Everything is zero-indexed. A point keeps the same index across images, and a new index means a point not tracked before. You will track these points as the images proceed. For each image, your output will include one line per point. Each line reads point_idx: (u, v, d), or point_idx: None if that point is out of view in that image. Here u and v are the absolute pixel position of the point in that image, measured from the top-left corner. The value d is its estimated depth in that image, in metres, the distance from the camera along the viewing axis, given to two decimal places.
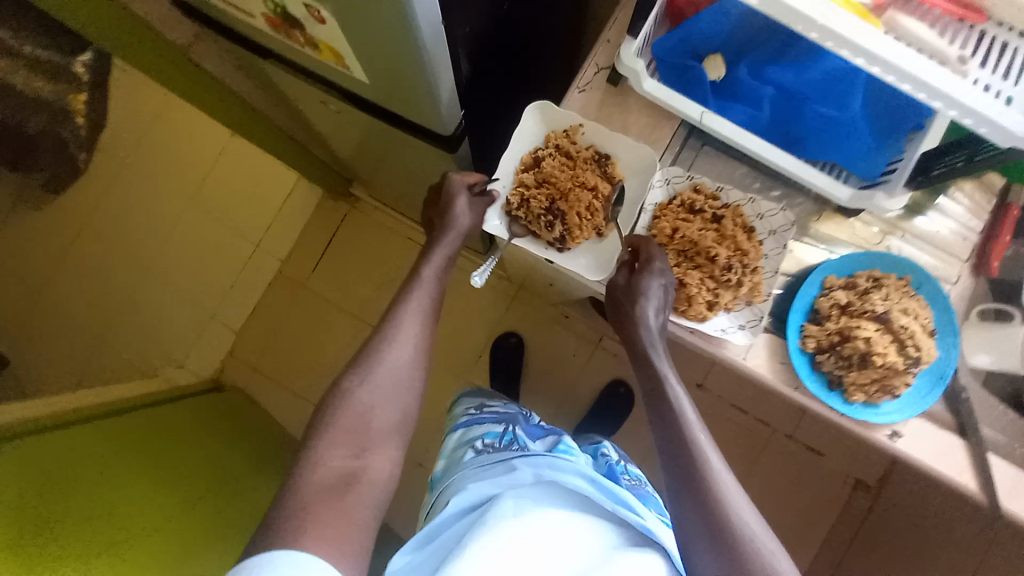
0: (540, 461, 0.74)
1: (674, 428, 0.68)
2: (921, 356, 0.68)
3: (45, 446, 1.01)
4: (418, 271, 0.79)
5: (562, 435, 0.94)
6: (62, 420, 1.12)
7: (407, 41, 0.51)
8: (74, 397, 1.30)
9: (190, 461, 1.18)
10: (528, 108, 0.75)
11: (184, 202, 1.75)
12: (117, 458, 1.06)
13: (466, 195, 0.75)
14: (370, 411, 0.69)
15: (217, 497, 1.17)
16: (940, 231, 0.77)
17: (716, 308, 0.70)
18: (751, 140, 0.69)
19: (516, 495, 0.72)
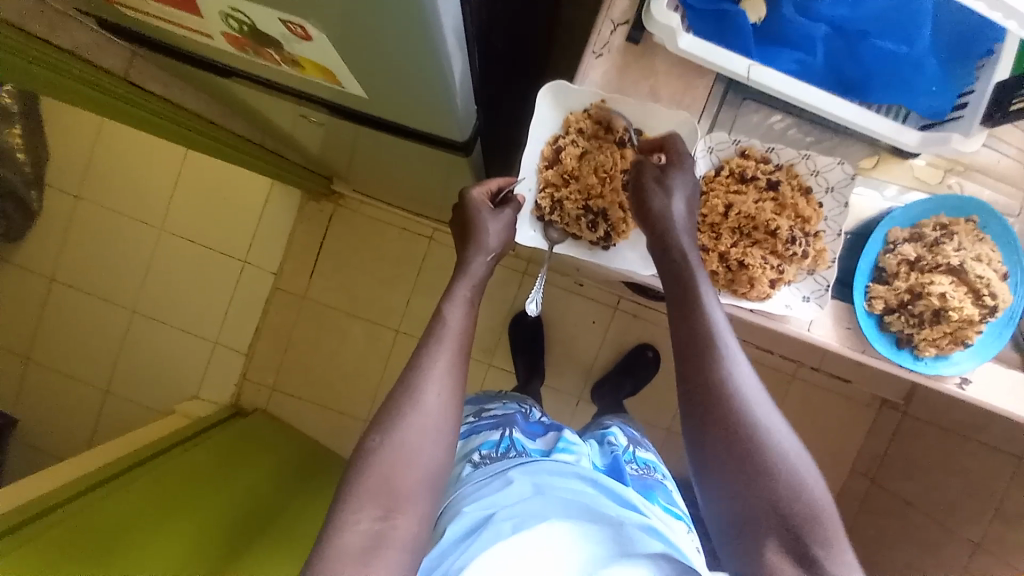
0: (536, 470, 0.76)
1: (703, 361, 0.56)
2: (998, 305, 0.65)
3: (85, 511, 0.98)
4: (440, 313, 0.65)
5: (564, 428, 0.93)
6: (89, 483, 1.08)
7: (419, 45, 0.42)
8: (99, 453, 1.26)
9: (236, 494, 1.17)
10: (541, 92, 0.64)
11: (156, 229, 1.64)
12: (164, 515, 1.03)
13: (491, 213, 0.64)
14: (400, 467, 0.59)
15: (277, 517, 1.21)
16: (999, 160, 0.71)
17: (779, 284, 0.65)
18: (807, 92, 0.62)
19: (519, 511, 0.70)
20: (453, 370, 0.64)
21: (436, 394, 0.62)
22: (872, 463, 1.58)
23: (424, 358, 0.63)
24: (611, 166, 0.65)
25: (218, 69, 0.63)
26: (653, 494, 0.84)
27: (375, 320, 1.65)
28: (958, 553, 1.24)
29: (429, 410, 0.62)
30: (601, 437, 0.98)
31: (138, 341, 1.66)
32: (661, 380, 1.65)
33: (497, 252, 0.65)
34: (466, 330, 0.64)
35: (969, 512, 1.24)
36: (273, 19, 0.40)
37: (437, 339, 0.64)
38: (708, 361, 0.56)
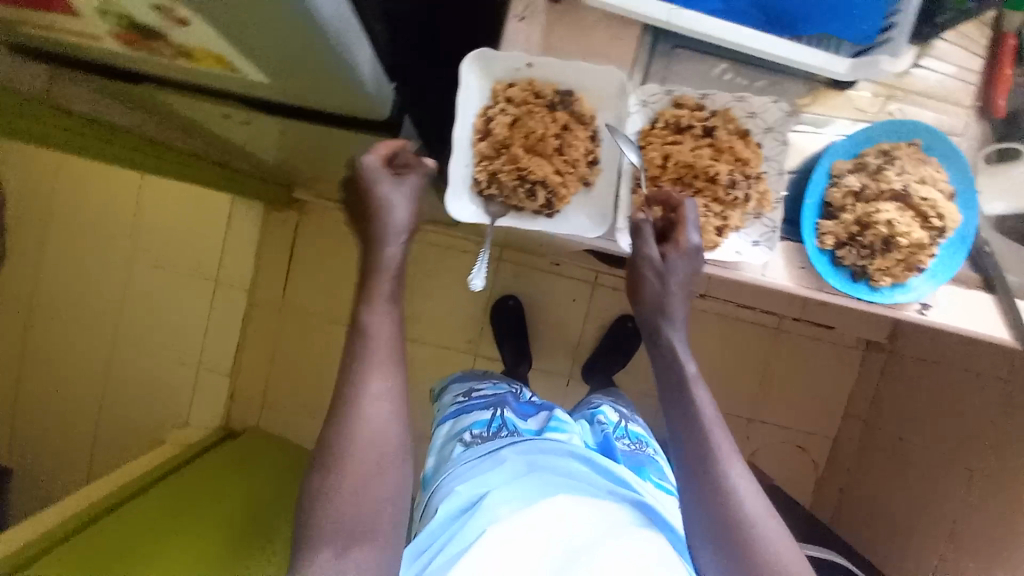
0: (529, 449, 0.77)
1: (694, 447, 0.62)
2: (945, 226, 0.65)
3: (91, 546, 0.98)
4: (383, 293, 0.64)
5: (555, 408, 0.92)
6: (85, 517, 1.07)
7: (296, 23, 0.40)
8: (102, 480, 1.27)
9: (235, 517, 1.17)
10: (465, 63, 0.62)
11: (123, 259, 1.62)
12: (165, 542, 1.03)
13: (389, 178, 0.62)
14: (367, 457, 0.59)
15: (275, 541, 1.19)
16: (938, 81, 0.71)
17: (726, 231, 0.65)
18: (730, 31, 0.61)
19: (513, 487, 0.70)
20: (383, 378, 0.61)
21: (385, 381, 0.61)
22: (865, 406, 1.59)
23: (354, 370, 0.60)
24: (544, 130, 0.63)
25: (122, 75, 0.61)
26: (645, 469, 0.85)
27: None
28: (955, 481, 1.25)
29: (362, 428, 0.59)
30: (592, 417, 0.98)
31: (122, 372, 1.64)
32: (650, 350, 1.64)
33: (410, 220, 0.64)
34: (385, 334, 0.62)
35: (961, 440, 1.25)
36: (143, 7, 0.39)
37: (365, 348, 0.62)
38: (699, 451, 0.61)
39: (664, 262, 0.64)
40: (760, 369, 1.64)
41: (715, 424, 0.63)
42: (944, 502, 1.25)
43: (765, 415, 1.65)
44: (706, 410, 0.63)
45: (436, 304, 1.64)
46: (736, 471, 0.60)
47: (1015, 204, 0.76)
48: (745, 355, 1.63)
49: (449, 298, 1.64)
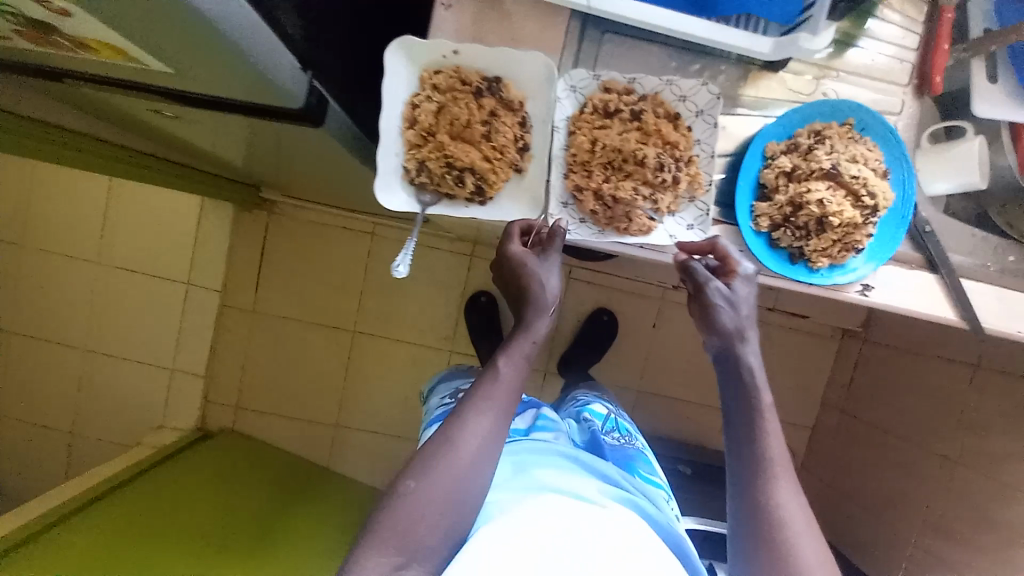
0: (516, 450, 0.75)
1: (753, 472, 0.59)
2: (877, 204, 0.65)
3: (54, 551, 0.97)
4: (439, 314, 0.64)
5: (543, 405, 0.92)
6: (55, 516, 1.07)
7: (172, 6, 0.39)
8: (86, 476, 1.29)
9: (220, 508, 1.19)
10: (388, 51, 0.61)
11: (93, 264, 1.61)
12: (134, 540, 1.03)
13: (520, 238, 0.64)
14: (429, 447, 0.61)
15: (266, 530, 1.19)
16: (873, 60, 0.71)
17: (659, 215, 0.65)
18: (651, 13, 0.61)
19: (503, 490, 0.67)
20: (496, 426, 0.62)
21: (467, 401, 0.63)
22: (842, 394, 1.57)
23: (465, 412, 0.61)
24: (469, 117, 0.63)
25: (28, 70, 0.60)
26: (633, 465, 0.82)
27: (330, 324, 1.64)
28: (929, 466, 1.24)
29: (464, 454, 0.60)
30: (579, 416, 0.98)
31: (96, 377, 1.64)
32: (625, 343, 1.62)
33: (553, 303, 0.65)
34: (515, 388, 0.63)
35: (934, 426, 1.24)
36: (24, 1, 0.39)
37: (483, 391, 0.63)
38: (757, 476, 0.59)
39: (730, 289, 0.64)
40: None
41: (778, 453, 0.61)
42: (921, 487, 1.25)
43: None
44: (773, 440, 0.61)
45: (410, 302, 1.63)
46: (794, 505, 0.58)
47: (963, 182, 0.73)
48: None
49: (423, 296, 1.63)
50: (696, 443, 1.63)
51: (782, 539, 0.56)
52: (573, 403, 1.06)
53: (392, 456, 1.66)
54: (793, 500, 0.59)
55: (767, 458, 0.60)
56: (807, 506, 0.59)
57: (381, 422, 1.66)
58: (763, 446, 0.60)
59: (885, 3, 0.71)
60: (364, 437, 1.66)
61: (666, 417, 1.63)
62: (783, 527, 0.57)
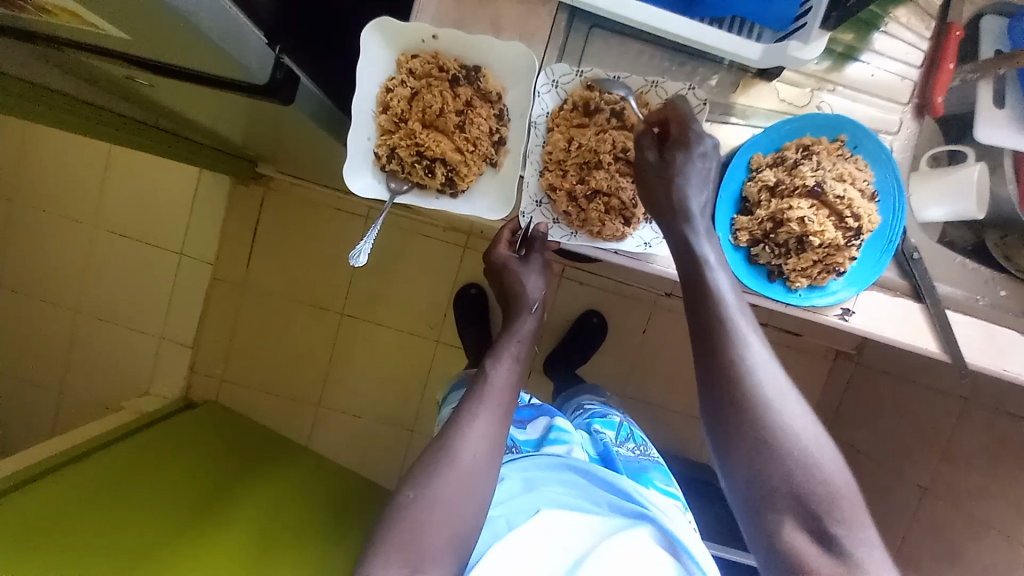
0: (529, 464, 0.70)
1: (727, 380, 0.53)
2: (861, 227, 0.62)
3: (31, 501, 0.99)
4: (466, 339, 0.64)
5: (555, 414, 0.85)
6: (35, 472, 1.08)
7: None
8: (74, 433, 1.31)
9: (199, 471, 1.21)
10: (364, 31, 0.59)
11: (89, 227, 1.62)
12: (108, 500, 1.05)
13: (504, 245, 0.69)
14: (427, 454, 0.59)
15: (249, 483, 1.23)
16: (874, 74, 0.68)
17: (633, 222, 0.63)
18: (637, 9, 0.58)
19: (506, 508, 0.65)
20: (495, 429, 0.61)
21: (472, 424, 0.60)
22: (829, 415, 1.54)
23: (466, 418, 0.60)
24: (444, 106, 0.61)
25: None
26: (648, 476, 0.78)
27: (318, 304, 1.64)
28: (908, 497, 1.22)
29: (463, 460, 0.58)
30: (589, 426, 0.92)
31: (87, 340, 1.66)
32: (613, 348, 1.59)
33: (539, 303, 0.69)
34: (510, 387, 0.63)
35: (916, 457, 1.22)
36: None
37: (479, 397, 0.62)
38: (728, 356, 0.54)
39: (668, 158, 0.58)
40: None
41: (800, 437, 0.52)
42: (897, 518, 1.22)
43: None
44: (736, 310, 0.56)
45: (398, 289, 1.63)
46: (757, 356, 0.54)
47: (958, 210, 0.71)
48: None
49: (413, 283, 1.62)
50: (675, 453, 1.62)
51: (783, 446, 0.51)
52: (581, 412, 1.01)
53: (370, 439, 1.66)
54: (783, 394, 0.54)
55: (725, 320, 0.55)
56: (773, 358, 0.55)
57: (361, 406, 1.66)
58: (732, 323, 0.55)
59: (893, 17, 0.67)
60: (344, 419, 1.67)
61: (648, 426, 1.61)
62: (773, 429, 0.52)
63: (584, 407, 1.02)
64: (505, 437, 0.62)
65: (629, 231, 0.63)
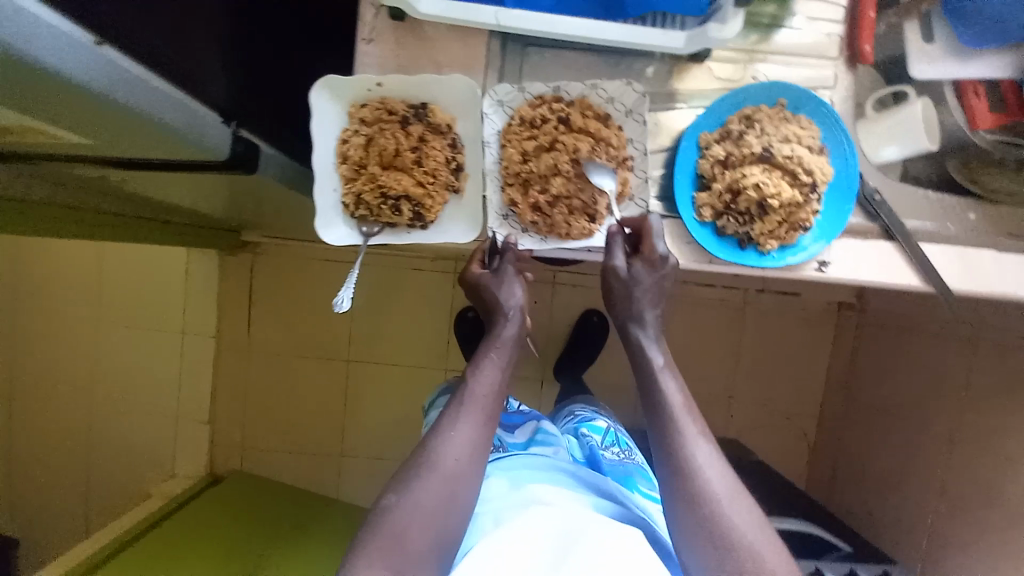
0: (515, 464, 0.73)
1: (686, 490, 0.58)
2: (815, 180, 0.64)
3: None
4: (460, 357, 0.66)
5: (543, 417, 0.91)
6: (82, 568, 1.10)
7: (64, 89, 0.42)
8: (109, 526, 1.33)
9: (236, 543, 1.22)
10: (314, 91, 0.63)
11: (91, 325, 1.66)
12: None
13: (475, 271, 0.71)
14: (411, 463, 0.61)
15: (286, 546, 1.24)
16: (800, 37, 0.71)
17: (599, 218, 0.66)
18: (561, 23, 0.61)
19: (495, 505, 0.67)
20: (478, 433, 0.62)
21: (459, 429, 0.61)
22: (845, 369, 1.54)
23: (446, 423, 0.61)
24: (399, 146, 0.64)
25: None
26: (631, 480, 0.82)
27: (324, 356, 1.66)
28: (939, 435, 1.20)
29: (448, 464, 0.59)
30: (577, 431, 0.97)
31: (107, 432, 1.68)
32: (618, 343, 1.60)
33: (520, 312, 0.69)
34: (494, 393, 0.64)
35: (939, 392, 1.21)
36: None
37: (459, 404, 0.63)
38: (675, 450, 0.60)
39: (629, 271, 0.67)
40: (734, 346, 1.59)
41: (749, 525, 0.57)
42: (931, 459, 1.21)
43: (745, 392, 1.60)
44: (674, 397, 0.64)
45: (398, 325, 1.65)
46: (703, 451, 0.61)
47: (912, 147, 0.74)
48: (715, 334, 1.59)
49: (412, 318, 1.64)
50: None
51: (746, 557, 0.55)
52: (571, 417, 1.04)
53: None
54: (734, 501, 0.58)
55: (672, 417, 0.62)
56: (718, 452, 0.62)
57: (383, 448, 1.67)
58: (675, 415, 0.62)
59: None
60: (368, 464, 1.67)
61: None
62: (722, 521, 0.57)
63: (573, 413, 1.04)
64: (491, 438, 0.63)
65: (597, 228, 0.66)
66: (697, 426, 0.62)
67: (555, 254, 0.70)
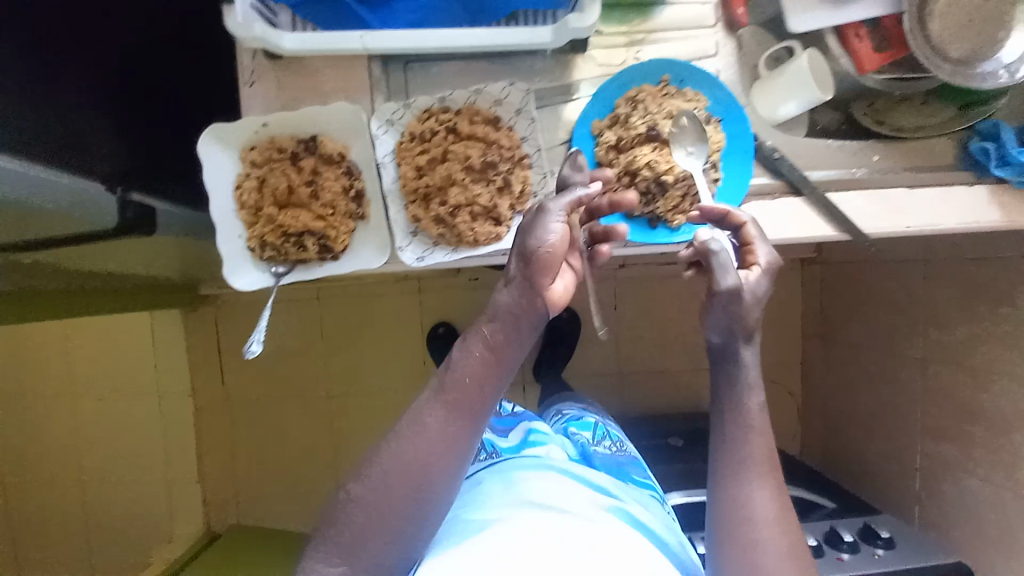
0: (505, 467, 0.73)
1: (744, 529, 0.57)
2: (704, 151, 0.66)
3: None
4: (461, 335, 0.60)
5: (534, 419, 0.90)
6: None
7: None
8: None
9: None
10: (200, 141, 0.63)
11: (65, 403, 1.65)
12: None
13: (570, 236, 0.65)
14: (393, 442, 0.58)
15: None
16: (676, 11, 0.71)
17: (504, 221, 0.66)
18: (428, 36, 0.60)
19: (487, 508, 0.64)
20: (452, 428, 0.57)
21: (438, 419, 0.57)
22: (818, 322, 1.54)
23: (425, 408, 0.58)
24: (292, 183, 0.64)
25: None
26: (625, 470, 0.83)
27: (304, 395, 1.65)
28: (913, 372, 1.20)
29: (416, 454, 0.56)
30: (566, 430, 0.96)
31: (99, 508, 1.67)
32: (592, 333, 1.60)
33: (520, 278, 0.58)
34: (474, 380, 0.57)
35: (905, 330, 1.22)
36: None
37: (439, 385, 0.58)
38: (743, 488, 0.58)
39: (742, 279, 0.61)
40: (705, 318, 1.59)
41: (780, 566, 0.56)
42: (909, 398, 1.21)
43: None
44: (753, 434, 0.60)
45: (373, 353, 1.64)
46: (762, 494, 0.58)
47: (806, 101, 0.74)
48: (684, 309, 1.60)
49: (386, 343, 1.64)
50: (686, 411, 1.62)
51: None
52: (559, 417, 1.04)
53: None
54: (777, 543, 0.57)
55: (745, 450, 0.60)
56: (775, 490, 0.59)
57: None
58: (745, 441, 0.60)
59: None
60: None
61: (655, 394, 1.60)
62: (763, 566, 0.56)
63: (561, 412, 1.04)
64: (468, 429, 0.58)
65: (505, 230, 0.66)
66: (767, 462, 0.60)
67: (472, 263, 0.70)
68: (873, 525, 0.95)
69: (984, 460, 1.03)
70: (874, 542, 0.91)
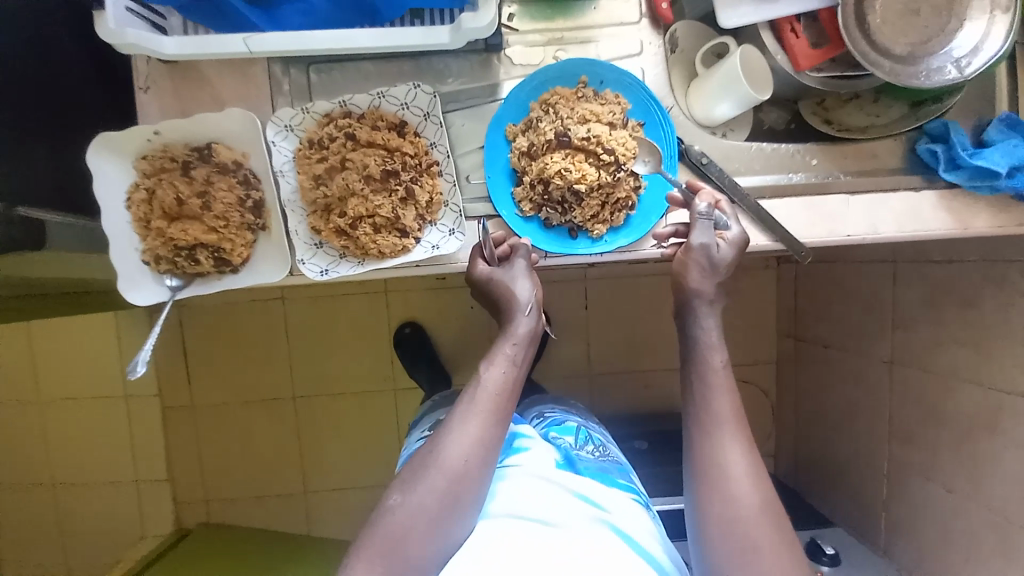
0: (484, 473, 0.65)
1: (720, 508, 0.52)
2: (619, 158, 0.62)
3: None
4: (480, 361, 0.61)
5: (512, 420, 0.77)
6: None
7: None
8: None
9: None
10: (89, 153, 0.60)
11: (32, 407, 1.65)
12: None
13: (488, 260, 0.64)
14: (421, 460, 0.57)
15: None
16: (597, 7, 0.67)
17: (409, 232, 0.63)
18: (314, 36, 0.56)
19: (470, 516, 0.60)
20: (486, 433, 0.57)
21: (466, 434, 0.57)
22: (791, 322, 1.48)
23: (455, 422, 0.57)
24: (181, 194, 0.61)
25: None
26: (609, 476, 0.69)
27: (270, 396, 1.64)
28: (880, 377, 1.14)
29: (451, 463, 0.56)
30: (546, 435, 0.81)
31: (70, 507, 1.68)
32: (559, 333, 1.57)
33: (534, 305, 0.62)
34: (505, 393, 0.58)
35: (870, 334, 1.17)
36: None
37: (469, 402, 0.59)
38: (716, 452, 0.55)
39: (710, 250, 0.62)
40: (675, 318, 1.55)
41: (767, 539, 0.51)
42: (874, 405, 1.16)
43: None
44: (721, 398, 0.57)
45: (339, 353, 1.62)
46: (739, 464, 0.54)
47: (739, 104, 0.69)
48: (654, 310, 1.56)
49: (351, 343, 1.62)
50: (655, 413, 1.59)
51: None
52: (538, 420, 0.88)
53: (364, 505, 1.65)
54: (760, 512, 0.52)
55: (716, 420, 0.56)
56: (755, 459, 0.55)
57: (347, 477, 1.65)
58: (714, 406, 0.57)
59: None
60: (333, 495, 1.66)
61: (627, 397, 1.54)
62: (756, 547, 0.50)
63: (541, 415, 0.88)
64: (501, 437, 0.58)
65: (412, 243, 0.63)
66: (740, 428, 0.56)
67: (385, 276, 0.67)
68: (818, 541, 0.96)
69: (951, 469, 0.97)
70: (819, 558, 0.91)
